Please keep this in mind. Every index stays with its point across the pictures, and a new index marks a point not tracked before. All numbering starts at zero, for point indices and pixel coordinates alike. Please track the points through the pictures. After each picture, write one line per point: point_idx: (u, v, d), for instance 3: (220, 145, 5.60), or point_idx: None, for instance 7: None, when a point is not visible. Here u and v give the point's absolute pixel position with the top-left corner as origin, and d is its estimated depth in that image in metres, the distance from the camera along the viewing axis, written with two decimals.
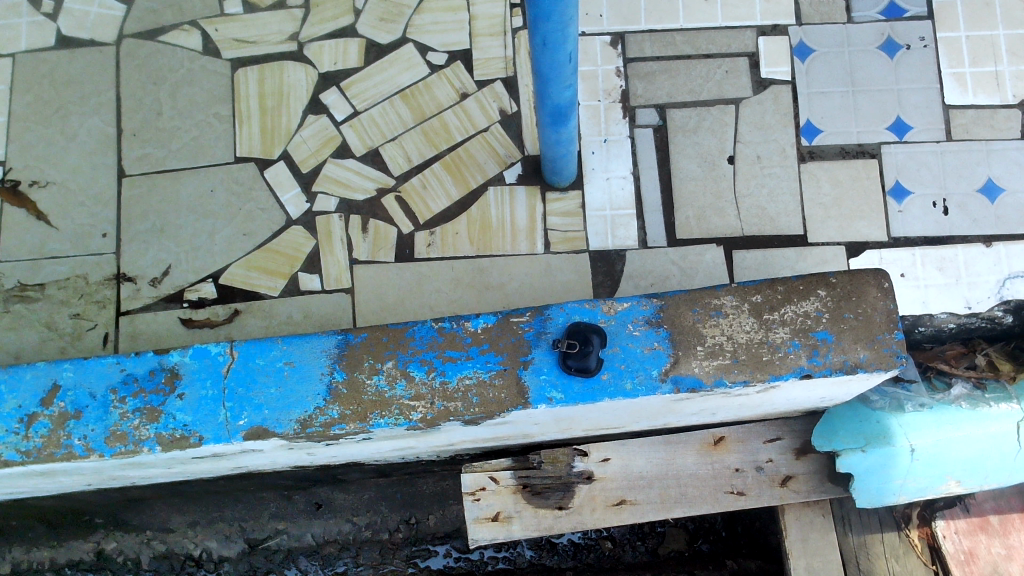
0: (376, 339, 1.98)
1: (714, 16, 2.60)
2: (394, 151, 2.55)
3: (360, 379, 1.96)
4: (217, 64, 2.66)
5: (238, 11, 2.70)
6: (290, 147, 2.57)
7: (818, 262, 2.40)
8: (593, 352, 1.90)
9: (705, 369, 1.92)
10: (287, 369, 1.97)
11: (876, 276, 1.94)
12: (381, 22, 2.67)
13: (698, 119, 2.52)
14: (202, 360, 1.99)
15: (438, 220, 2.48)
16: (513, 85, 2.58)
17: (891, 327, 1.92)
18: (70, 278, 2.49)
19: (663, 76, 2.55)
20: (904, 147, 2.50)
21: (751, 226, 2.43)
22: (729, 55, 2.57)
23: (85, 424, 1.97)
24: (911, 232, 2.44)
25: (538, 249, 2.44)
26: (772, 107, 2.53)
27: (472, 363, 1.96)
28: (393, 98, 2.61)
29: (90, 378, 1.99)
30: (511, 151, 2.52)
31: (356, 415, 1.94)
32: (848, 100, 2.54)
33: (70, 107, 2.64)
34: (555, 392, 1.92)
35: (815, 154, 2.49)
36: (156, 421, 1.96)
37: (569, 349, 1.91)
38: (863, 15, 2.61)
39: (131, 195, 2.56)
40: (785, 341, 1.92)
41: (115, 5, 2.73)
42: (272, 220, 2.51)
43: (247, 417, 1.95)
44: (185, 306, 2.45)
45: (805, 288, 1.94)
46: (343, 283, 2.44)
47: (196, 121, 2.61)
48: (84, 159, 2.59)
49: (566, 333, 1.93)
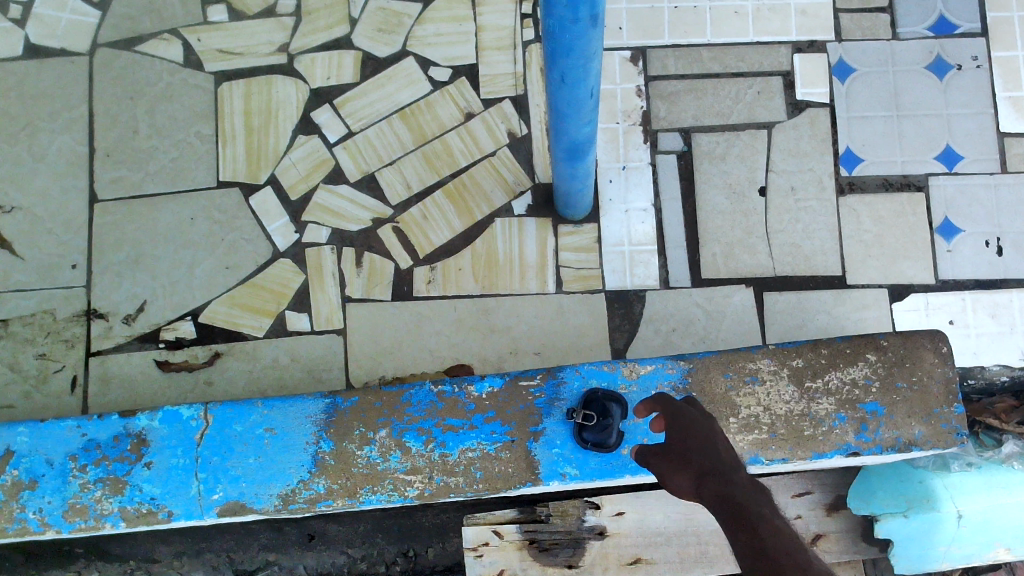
0: (368, 404, 1.77)
1: (745, 31, 2.35)
2: (391, 178, 2.32)
3: (349, 449, 1.75)
4: (199, 77, 2.42)
5: (223, 19, 2.45)
6: (278, 170, 2.34)
7: (858, 306, 2.18)
8: (613, 425, 1.68)
9: (739, 444, 1.70)
10: (267, 438, 1.76)
11: (933, 339, 1.72)
12: (379, 33, 2.42)
13: (726, 145, 2.28)
14: (173, 425, 1.78)
15: (439, 255, 2.26)
16: (523, 104, 2.35)
17: (950, 400, 1.70)
18: (36, 313, 2.27)
19: (688, 97, 2.31)
20: (955, 180, 2.26)
21: (784, 265, 2.21)
22: (761, 75, 2.32)
23: (42, 495, 1.77)
24: (961, 274, 2.20)
25: (549, 287, 2.22)
26: (808, 133, 2.28)
27: (476, 434, 1.74)
28: (391, 117, 2.37)
29: (47, 444, 1.78)
30: (520, 178, 2.29)
31: (344, 490, 1.73)
32: (892, 126, 2.29)
33: (39, 123, 2.40)
34: (569, 467, 1.72)
35: (855, 186, 2.25)
36: (120, 493, 1.76)
37: (585, 420, 1.70)
38: (910, 32, 2.35)
39: (103, 222, 2.33)
40: (830, 413, 1.70)
41: (89, 11, 2.47)
42: (258, 252, 2.29)
43: (222, 491, 1.75)
44: (161, 347, 2.24)
45: (852, 352, 1.72)
46: (334, 323, 2.23)
47: (176, 140, 2.38)
48: (52, 182, 2.36)
49: (580, 402, 1.72)
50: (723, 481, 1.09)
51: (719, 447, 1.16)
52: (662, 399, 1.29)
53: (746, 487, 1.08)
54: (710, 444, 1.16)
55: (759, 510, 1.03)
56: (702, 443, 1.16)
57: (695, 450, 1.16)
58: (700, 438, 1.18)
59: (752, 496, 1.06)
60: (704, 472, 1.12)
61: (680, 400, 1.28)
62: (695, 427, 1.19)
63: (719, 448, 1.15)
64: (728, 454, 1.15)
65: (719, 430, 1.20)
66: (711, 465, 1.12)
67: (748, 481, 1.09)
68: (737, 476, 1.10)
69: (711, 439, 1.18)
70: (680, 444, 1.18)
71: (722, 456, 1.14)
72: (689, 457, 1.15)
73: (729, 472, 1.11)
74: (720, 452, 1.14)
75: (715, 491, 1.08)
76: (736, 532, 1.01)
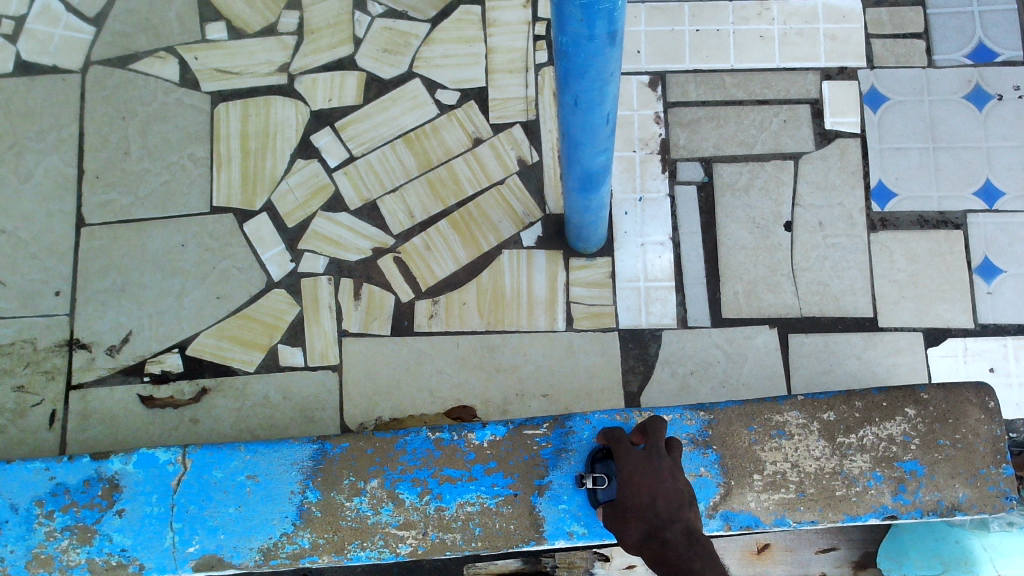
0: (358, 451, 1.63)
1: (771, 56, 2.22)
2: (393, 206, 2.19)
3: (337, 500, 1.60)
4: (195, 97, 2.30)
5: (222, 37, 2.34)
6: (274, 196, 2.22)
7: (890, 351, 2.03)
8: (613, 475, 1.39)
9: (763, 505, 1.55)
10: (249, 485, 1.62)
11: (979, 392, 1.57)
12: (384, 54, 2.30)
13: (750, 176, 2.14)
14: (148, 470, 1.64)
15: (441, 288, 2.13)
16: (534, 130, 2.22)
17: (998, 460, 1.55)
18: (15, 343, 2.15)
19: (710, 125, 2.18)
20: (995, 217, 2.11)
21: (811, 305, 2.06)
22: (787, 102, 2.19)
23: (3, 543, 1.63)
24: (1002, 318, 2.05)
25: (559, 325, 2.08)
26: (838, 165, 2.14)
27: (475, 486, 1.60)
28: (394, 142, 2.24)
29: (12, 488, 1.65)
30: (530, 209, 2.16)
31: (330, 545, 1.59)
32: (927, 158, 2.15)
33: (27, 143, 2.29)
34: (577, 525, 1.57)
35: (888, 223, 2.11)
36: (89, 543, 1.62)
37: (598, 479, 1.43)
38: (946, 59, 2.21)
39: (89, 248, 2.21)
40: (864, 472, 1.55)
41: (83, 28, 2.37)
42: (251, 282, 2.16)
43: (198, 543, 1.60)
44: (145, 381, 2.11)
45: (889, 405, 1.57)
46: (329, 359, 2.10)
47: (169, 163, 2.26)
48: (38, 205, 2.25)
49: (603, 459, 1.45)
50: (656, 541, 1.15)
51: (658, 495, 1.21)
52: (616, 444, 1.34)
53: (679, 543, 1.14)
54: (646, 499, 1.21)
55: (686, 569, 1.08)
56: (641, 500, 1.22)
57: (635, 508, 1.22)
58: (640, 488, 1.23)
59: (681, 554, 1.12)
60: (641, 533, 1.19)
61: (630, 438, 1.32)
62: (634, 477, 1.25)
63: (653, 503, 1.20)
64: (666, 504, 1.20)
65: (659, 471, 1.25)
66: (648, 524, 1.18)
67: (679, 536, 1.15)
68: (669, 529, 1.16)
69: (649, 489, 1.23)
70: (623, 502, 1.24)
71: (658, 509, 1.19)
72: (630, 515, 1.22)
73: (663, 527, 1.17)
74: (656, 505, 1.20)
75: (652, 549, 1.15)
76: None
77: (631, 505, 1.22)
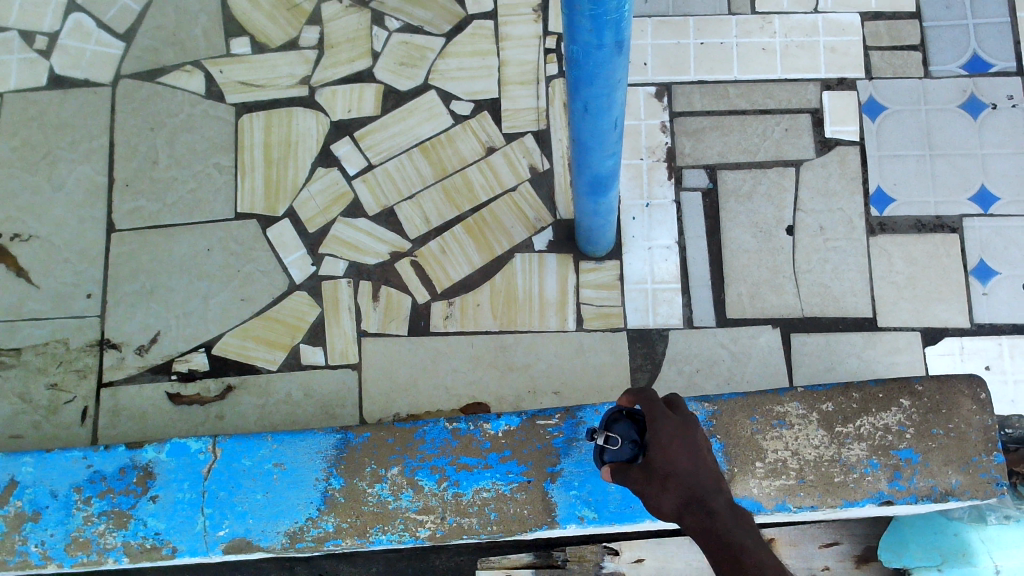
0: (380, 440, 1.72)
1: (773, 68, 2.32)
2: (410, 212, 2.29)
3: (360, 487, 1.69)
4: (221, 109, 2.41)
5: (246, 51, 2.45)
6: (296, 203, 2.31)
7: (889, 349, 2.10)
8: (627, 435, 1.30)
9: (766, 491, 1.62)
10: (276, 473, 1.72)
11: (971, 384, 1.65)
12: (401, 67, 2.40)
13: (753, 183, 2.23)
14: (180, 458, 1.74)
15: (457, 290, 2.22)
16: (545, 139, 2.31)
17: (989, 448, 1.62)
18: (49, 343, 2.25)
19: (714, 133, 2.27)
20: (990, 221, 2.19)
21: (812, 306, 2.14)
22: (789, 112, 2.28)
23: (44, 527, 1.73)
24: (998, 318, 2.12)
25: (569, 325, 2.17)
26: (838, 171, 2.23)
27: (490, 473, 1.69)
28: (411, 151, 2.34)
29: (52, 475, 1.75)
30: (541, 214, 2.25)
31: (353, 529, 1.68)
32: (924, 165, 2.23)
33: (60, 153, 2.40)
34: (587, 510, 1.66)
35: (886, 227, 2.19)
36: (125, 527, 1.72)
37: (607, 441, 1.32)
38: (942, 70, 2.30)
39: (119, 252, 2.31)
40: (861, 459, 1.63)
41: (114, 43, 2.48)
42: (274, 284, 2.26)
43: (228, 527, 1.70)
44: (173, 379, 2.21)
45: (885, 396, 1.65)
46: (349, 358, 2.18)
47: (195, 171, 2.37)
48: (71, 212, 2.35)
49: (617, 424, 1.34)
50: (704, 512, 1.17)
51: (698, 463, 1.22)
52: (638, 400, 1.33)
53: (725, 514, 1.16)
54: (686, 465, 1.21)
55: (744, 544, 1.12)
56: (680, 466, 1.22)
57: (674, 473, 1.21)
58: (679, 454, 1.22)
59: (734, 528, 1.14)
60: (681, 499, 1.19)
61: (658, 402, 1.30)
62: (670, 440, 1.24)
63: (693, 471, 1.21)
64: (706, 473, 1.21)
65: (695, 437, 1.24)
66: (690, 491, 1.19)
67: (727, 507, 1.17)
68: (716, 501, 1.17)
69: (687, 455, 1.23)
70: (658, 465, 1.22)
71: (701, 477, 1.20)
72: (667, 481, 1.21)
73: (709, 496, 1.18)
74: (697, 472, 1.21)
75: (698, 519, 1.17)
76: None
77: (669, 468, 1.22)
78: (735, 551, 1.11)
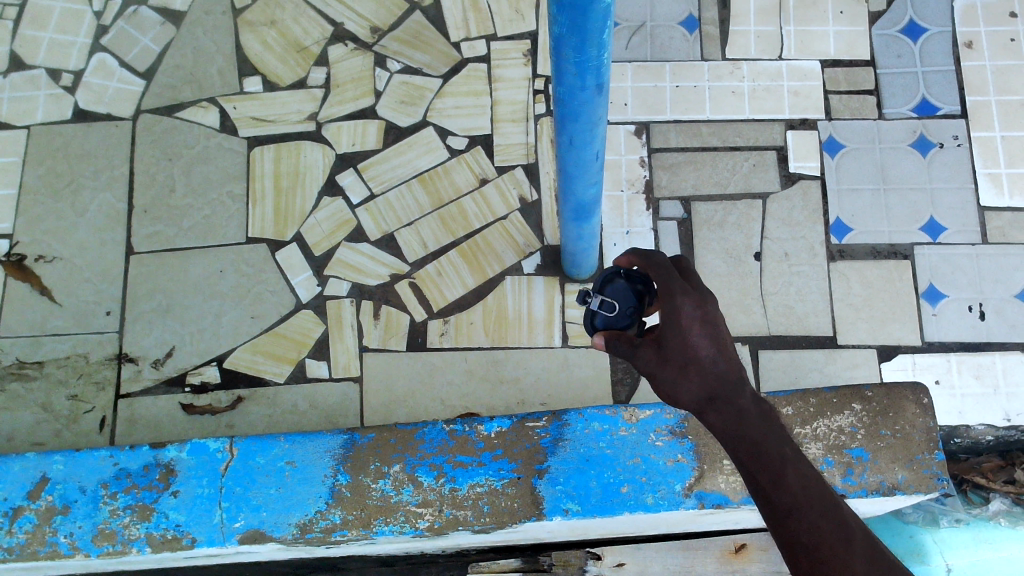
0: (383, 441, 1.89)
1: (741, 109, 2.54)
2: (409, 237, 2.48)
3: (364, 482, 1.86)
4: (234, 142, 2.60)
5: (258, 89, 2.65)
6: (304, 228, 2.50)
7: (848, 365, 2.30)
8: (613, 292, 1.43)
9: (732, 485, 1.83)
10: (288, 470, 1.88)
11: (915, 390, 1.84)
12: (402, 105, 2.61)
13: (724, 213, 2.43)
14: (200, 456, 1.91)
15: (452, 309, 2.40)
16: (534, 172, 2.52)
17: (931, 447, 1.81)
18: (70, 357, 2.41)
19: (689, 168, 2.48)
20: (939, 249, 2.40)
21: (778, 325, 2.33)
22: (756, 149, 2.50)
23: (73, 520, 1.88)
24: (946, 337, 2.33)
25: (556, 341, 2.35)
26: (801, 203, 2.44)
27: (484, 470, 1.86)
28: (410, 182, 2.54)
29: (81, 472, 1.91)
30: (530, 240, 2.45)
31: (358, 521, 1.83)
32: (879, 198, 2.45)
33: (83, 181, 2.58)
34: (572, 503, 1.83)
35: (845, 253, 2.40)
36: (147, 520, 1.87)
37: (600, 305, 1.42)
38: (895, 112, 2.53)
39: (137, 273, 2.48)
40: (818, 457, 1.81)
41: (135, 81, 2.67)
42: (282, 303, 2.43)
43: (243, 519, 1.85)
44: (186, 391, 2.37)
45: (839, 401, 1.84)
46: (351, 372, 2.36)
47: (209, 199, 2.55)
48: (92, 236, 2.53)
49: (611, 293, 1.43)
50: (730, 407, 1.14)
51: (719, 351, 1.19)
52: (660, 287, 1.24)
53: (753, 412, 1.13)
54: (707, 355, 1.18)
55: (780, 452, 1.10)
56: (701, 355, 1.18)
57: (693, 359, 1.18)
58: (700, 339, 1.19)
59: (765, 432, 1.12)
60: (703, 390, 1.16)
61: (674, 275, 1.26)
62: (692, 327, 1.20)
63: (716, 361, 1.18)
64: (727, 361, 1.18)
65: (716, 321, 1.21)
66: (714, 385, 1.16)
67: (754, 404, 1.14)
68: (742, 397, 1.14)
69: (708, 343, 1.19)
70: (678, 351, 1.19)
71: (723, 368, 1.17)
72: (687, 368, 1.18)
73: (735, 392, 1.15)
74: (719, 363, 1.18)
75: (723, 414, 1.14)
76: (754, 483, 1.09)
77: (690, 356, 1.18)
78: (771, 459, 1.09)
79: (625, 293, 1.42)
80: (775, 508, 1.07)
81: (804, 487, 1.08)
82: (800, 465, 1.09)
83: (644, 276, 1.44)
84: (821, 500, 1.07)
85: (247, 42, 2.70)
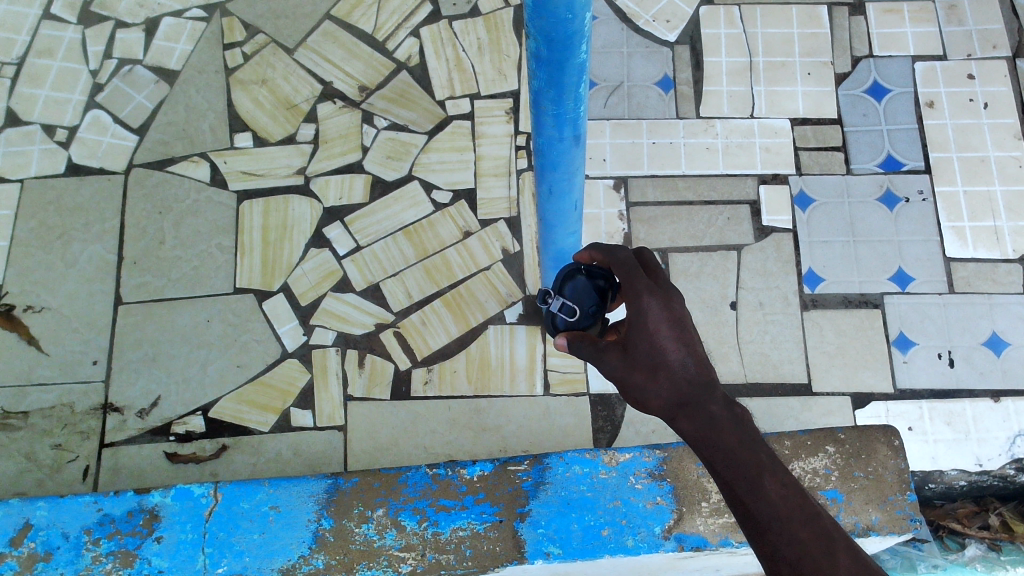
0: (367, 485, 1.92)
1: (715, 163, 2.64)
2: (394, 288, 2.53)
3: (348, 526, 1.88)
4: (223, 195, 2.66)
5: (248, 145, 2.72)
6: (291, 279, 2.55)
7: (823, 412, 2.35)
8: (574, 290, 1.54)
9: (710, 527, 1.87)
10: (272, 515, 1.90)
11: (886, 433, 1.90)
12: (388, 160, 2.69)
13: (700, 264, 2.51)
14: (184, 502, 1.92)
15: (436, 358, 2.45)
16: (516, 225, 2.59)
17: (903, 488, 1.86)
18: (55, 406, 2.42)
19: (666, 221, 2.56)
20: (907, 298, 2.48)
21: (754, 372, 2.39)
22: (730, 203, 2.59)
23: (55, 566, 1.88)
24: (917, 383, 2.39)
25: (537, 389, 2.40)
26: (774, 255, 2.52)
27: (467, 514, 1.89)
28: (396, 234, 2.60)
29: (65, 518, 1.91)
30: (512, 290, 2.51)
31: (341, 565, 1.85)
32: (849, 250, 2.53)
33: (74, 234, 2.63)
34: (553, 546, 1.85)
35: (818, 302, 2.47)
36: (130, 566, 1.87)
37: (561, 306, 1.53)
38: (862, 168, 2.63)
39: (125, 324, 2.52)
40: None
41: (128, 136, 2.75)
42: (268, 352, 2.47)
43: (226, 565, 1.86)
44: (171, 440, 2.38)
45: (814, 443, 1.90)
46: (336, 420, 2.39)
47: (198, 251, 2.60)
48: (81, 286, 2.57)
49: (571, 292, 1.54)
50: (700, 411, 1.17)
51: (688, 356, 1.23)
52: (629, 291, 1.30)
53: (724, 418, 1.16)
54: (677, 361, 1.23)
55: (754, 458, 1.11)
56: (671, 360, 1.23)
57: (661, 363, 1.23)
58: (668, 342, 1.24)
59: (738, 437, 1.13)
60: (674, 396, 1.20)
61: (642, 277, 1.32)
62: (662, 333, 1.24)
63: (684, 365, 1.22)
64: (695, 366, 1.22)
65: (686, 325, 1.25)
66: (683, 391, 1.20)
67: (725, 409, 1.16)
68: (713, 402, 1.17)
69: (678, 349, 1.24)
70: (647, 355, 1.24)
71: (692, 373, 1.21)
72: (657, 372, 1.22)
73: (705, 398, 1.18)
74: (689, 368, 1.22)
75: (694, 418, 1.17)
76: (731, 493, 1.09)
77: (659, 362, 1.23)
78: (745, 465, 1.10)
79: (585, 292, 1.53)
80: (753, 517, 1.07)
81: (781, 494, 1.08)
82: (777, 473, 1.09)
83: (604, 272, 1.55)
84: (801, 510, 1.07)
85: (238, 99, 2.79)
